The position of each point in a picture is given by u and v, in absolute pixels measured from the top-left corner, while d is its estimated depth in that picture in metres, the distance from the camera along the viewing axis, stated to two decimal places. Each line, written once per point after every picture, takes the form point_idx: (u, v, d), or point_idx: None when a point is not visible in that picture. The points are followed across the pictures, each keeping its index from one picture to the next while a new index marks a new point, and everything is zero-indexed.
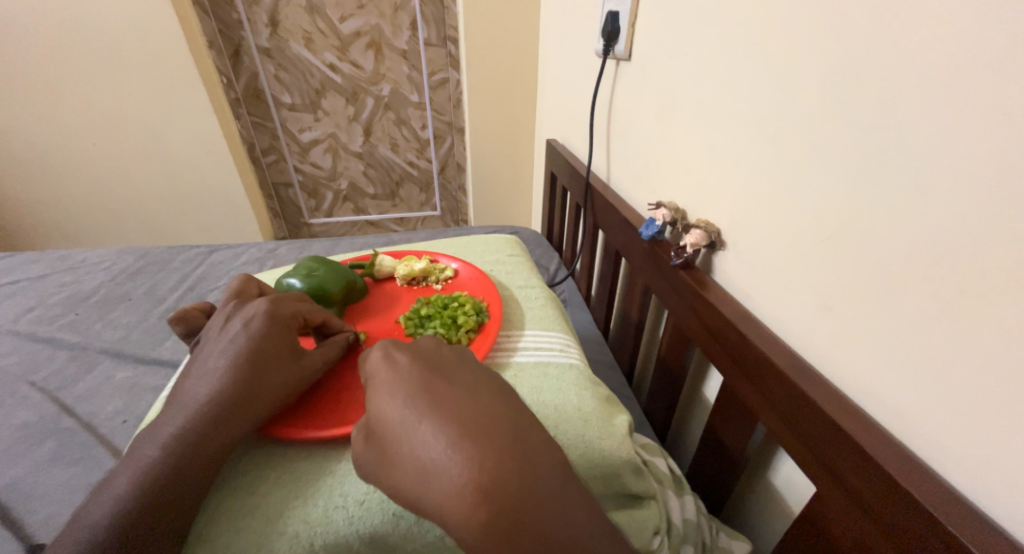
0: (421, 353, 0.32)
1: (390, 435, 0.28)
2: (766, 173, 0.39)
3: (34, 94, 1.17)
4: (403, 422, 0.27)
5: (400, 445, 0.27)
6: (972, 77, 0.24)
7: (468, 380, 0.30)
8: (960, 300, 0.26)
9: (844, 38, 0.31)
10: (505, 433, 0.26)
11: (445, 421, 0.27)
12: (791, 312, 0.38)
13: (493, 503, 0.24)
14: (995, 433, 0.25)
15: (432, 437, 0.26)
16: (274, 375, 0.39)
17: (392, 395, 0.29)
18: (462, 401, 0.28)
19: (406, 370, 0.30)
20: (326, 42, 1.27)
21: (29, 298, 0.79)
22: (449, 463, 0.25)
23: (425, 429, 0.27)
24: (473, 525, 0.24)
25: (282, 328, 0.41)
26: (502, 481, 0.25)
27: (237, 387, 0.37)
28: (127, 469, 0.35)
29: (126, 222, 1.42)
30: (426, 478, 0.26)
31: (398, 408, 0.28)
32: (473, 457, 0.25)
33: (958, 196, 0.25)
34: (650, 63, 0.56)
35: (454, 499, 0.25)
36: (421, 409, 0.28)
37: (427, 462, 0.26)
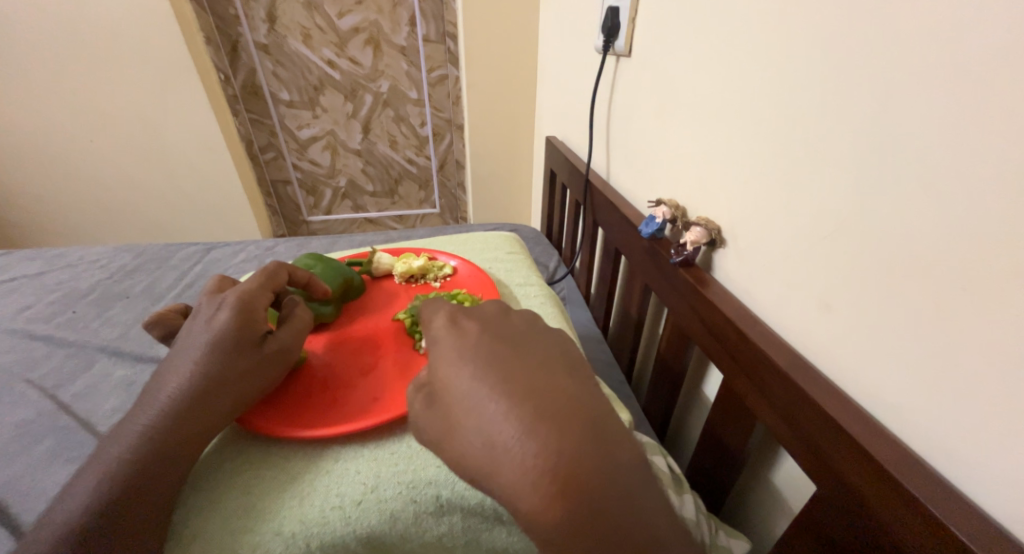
0: (489, 322, 0.32)
1: (455, 404, 0.27)
2: (766, 171, 0.38)
3: (31, 91, 1.16)
4: (469, 395, 0.27)
5: (465, 417, 0.27)
6: (975, 73, 0.24)
7: (542, 357, 0.29)
8: (961, 299, 0.25)
9: (845, 33, 0.30)
10: (580, 414, 0.25)
11: (515, 401, 0.26)
12: (790, 311, 0.38)
13: (569, 495, 0.23)
14: (997, 434, 0.24)
15: (503, 417, 0.25)
16: (240, 360, 0.39)
17: (458, 367, 0.28)
18: (534, 381, 0.27)
19: (475, 341, 0.30)
20: (324, 38, 1.26)
21: (26, 296, 0.78)
22: (520, 448, 0.24)
23: (494, 407, 0.26)
24: (549, 517, 0.23)
25: (248, 315, 0.41)
26: (575, 471, 0.24)
27: (205, 377, 0.38)
28: (94, 467, 0.34)
29: (125, 220, 1.42)
30: (496, 456, 0.25)
31: (467, 383, 0.28)
32: (546, 443, 0.24)
33: (960, 193, 0.25)
34: (650, 60, 0.55)
35: (522, 486, 0.24)
36: (489, 382, 0.27)
37: (495, 440, 0.25)
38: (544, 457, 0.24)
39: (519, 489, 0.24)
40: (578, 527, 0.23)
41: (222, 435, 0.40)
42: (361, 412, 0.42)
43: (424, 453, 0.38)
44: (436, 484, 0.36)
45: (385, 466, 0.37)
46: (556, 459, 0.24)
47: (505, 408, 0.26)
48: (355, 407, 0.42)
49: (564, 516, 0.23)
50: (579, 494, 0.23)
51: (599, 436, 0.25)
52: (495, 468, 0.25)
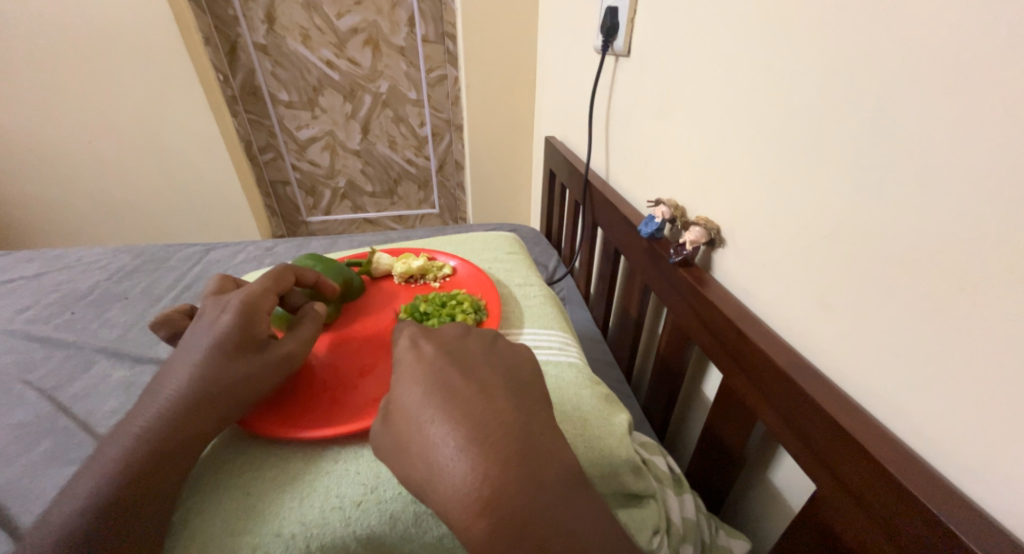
0: (446, 341, 0.34)
1: (404, 423, 0.30)
2: (766, 171, 0.38)
3: (30, 92, 1.16)
4: (417, 414, 0.29)
5: (410, 437, 0.29)
6: (976, 72, 0.24)
7: (486, 379, 0.31)
8: (961, 297, 0.25)
9: (844, 31, 0.30)
10: (515, 439, 0.28)
11: (457, 425, 0.28)
12: (789, 310, 0.38)
13: (495, 517, 0.26)
14: (997, 433, 0.24)
15: (444, 440, 0.28)
16: (243, 362, 0.39)
17: (411, 386, 0.31)
18: (477, 403, 0.29)
19: (431, 360, 0.32)
20: (323, 39, 1.26)
21: (25, 297, 0.78)
22: (458, 471, 0.27)
23: (435, 431, 0.28)
24: (479, 534, 0.26)
25: (253, 317, 0.41)
26: (504, 495, 0.26)
27: (206, 380, 0.38)
28: (94, 468, 0.34)
29: (124, 221, 1.41)
30: (435, 476, 0.27)
31: (416, 403, 0.30)
32: (482, 468, 0.27)
33: (961, 190, 0.25)
34: (649, 59, 0.55)
35: (456, 505, 0.27)
36: (433, 405, 0.29)
37: (436, 462, 0.28)
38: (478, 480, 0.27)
39: (453, 506, 0.27)
40: (503, 543, 0.26)
41: (221, 436, 0.40)
42: (362, 412, 0.42)
43: None
44: None
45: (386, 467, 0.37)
46: (488, 483, 0.26)
47: (444, 433, 0.28)
48: (355, 408, 0.42)
49: (491, 534, 0.26)
50: (506, 514, 0.26)
51: (529, 461, 0.27)
52: (434, 487, 0.27)
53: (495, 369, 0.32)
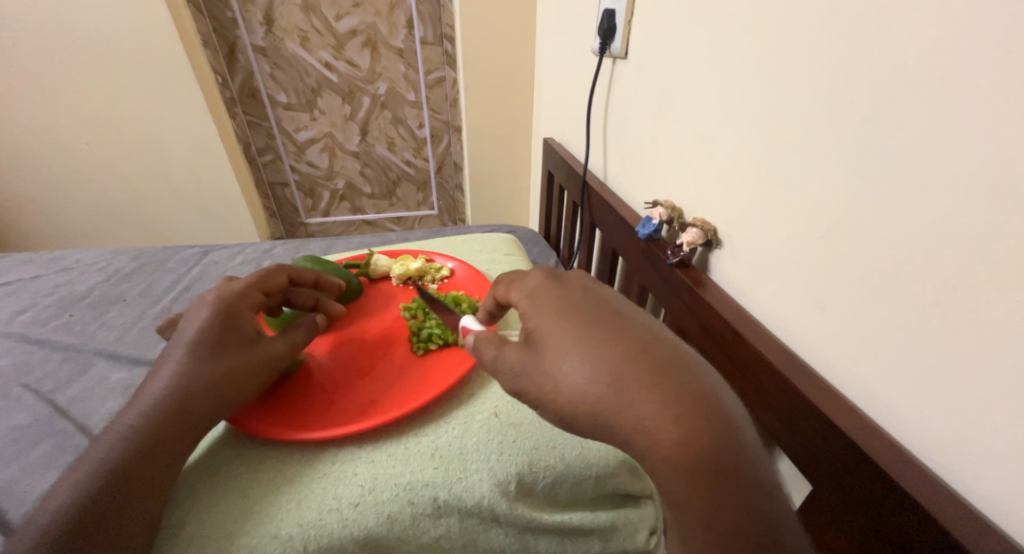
0: (579, 282, 0.34)
1: (564, 353, 0.29)
2: (762, 174, 0.39)
3: (29, 95, 1.17)
4: (580, 341, 0.28)
5: (578, 364, 0.28)
6: (967, 75, 0.24)
7: (641, 318, 0.31)
8: (954, 298, 0.26)
9: (837, 35, 0.30)
10: (693, 363, 0.27)
11: (632, 349, 0.27)
12: (785, 311, 0.38)
13: (699, 436, 0.24)
14: (990, 432, 0.24)
15: (623, 362, 0.27)
16: (228, 359, 0.40)
17: (565, 316, 0.30)
18: (644, 331, 0.29)
19: (574, 295, 0.32)
20: (322, 41, 1.26)
21: (23, 300, 0.78)
22: (650, 391, 0.26)
23: (609, 354, 0.27)
24: (675, 454, 0.24)
25: (232, 315, 0.42)
26: (706, 411, 0.25)
27: (192, 378, 0.38)
28: (78, 469, 0.33)
29: (123, 223, 1.41)
30: (620, 397, 0.26)
31: (575, 330, 0.29)
32: (674, 387, 0.25)
33: (949, 191, 0.25)
34: (646, 61, 0.56)
35: (655, 424, 0.25)
36: (598, 335, 0.28)
37: (620, 384, 0.26)
38: (676, 397, 0.25)
39: (649, 427, 0.25)
40: (703, 464, 0.24)
41: (214, 438, 0.40)
42: (361, 414, 0.42)
43: (420, 454, 0.38)
44: (433, 486, 0.36)
45: (383, 468, 0.37)
46: (689, 401, 0.25)
47: (624, 355, 0.27)
48: (352, 410, 0.42)
49: (692, 454, 0.24)
50: (708, 433, 0.24)
51: (715, 386, 0.26)
52: (618, 410, 0.26)
53: (640, 311, 0.32)
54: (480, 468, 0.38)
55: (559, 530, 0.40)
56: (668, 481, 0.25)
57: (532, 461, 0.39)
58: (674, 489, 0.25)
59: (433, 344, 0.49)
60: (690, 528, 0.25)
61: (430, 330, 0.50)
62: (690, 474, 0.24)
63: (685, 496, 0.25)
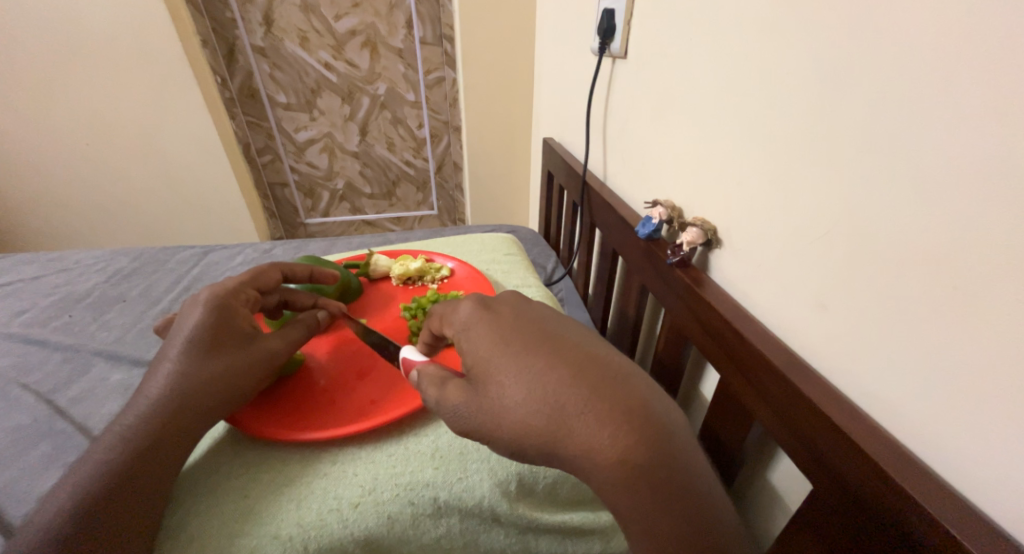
0: (512, 304, 0.33)
1: (506, 388, 0.28)
2: (762, 173, 0.39)
3: (29, 95, 1.16)
4: (514, 372, 0.28)
5: (514, 401, 0.27)
6: (970, 74, 0.24)
7: (577, 334, 0.30)
8: (956, 298, 0.25)
9: (839, 34, 0.30)
10: (630, 376, 0.27)
11: (564, 373, 0.27)
12: (786, 310, 0.38)
13: (640, 454, 0.24)
14: (991, 432, 0.24)
15: (555, 388, 0.26)
16: (225, 356, 0.40)
17: (497, 348, 0.30)
18: (577, 350, 0.28)
19: (507, 321, 0.31)
20: (321, 41, 1.26)
21: (23, 300, 0.78)
22: (584, 414, 0.25)
23: (543, 381, 0.27)
24: (619, 476, 0.24)
25: (228, 313, 0.42)
26: (645, 427, 0.24)
27: (189, 377, 0.38)
28: (78, 470, 0.33)
29: (123, 224, 1.41)
30: (558, 424, 0.26)
31: (507, 362, 0.29)
32: (610, 407, 0.25)
33: (949, 192, 0.25)
34: (646, 61, 0.56)
35: (594, 447, 0.25)
36: (531, 364, 0.28)
37: (555, 411, 0.26)
38: (614, 424, 0.24)
39: (587, 455, 0.25)
40: (646, 481, 0.24)
41: (213, 439, 0.40)
42: (361, 414, 0.42)
43: (421, 454, 0.38)
44: (433, 486, 0.36)
45: (383, 468, 0.37)
46: (628, 423, 0.24)
47: (555, 385, 0.26)
48: (352, 410, 0.42)
49: (635, 475, 0.24)
50: (649, 450, 0.24)
51: (653, 397, 0.26)
52: (558, 438, 0.26)
53: (577, 326, 0.31)
54: (480, 468, 0.38)
55: (561, 530, 0.40)
56: (617, 507, 0.25)
57: (532, 460, 0.39)
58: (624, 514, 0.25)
59: None
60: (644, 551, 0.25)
61: None
62: (635, 502, 0.24)
63: (634, 518, 0.24)
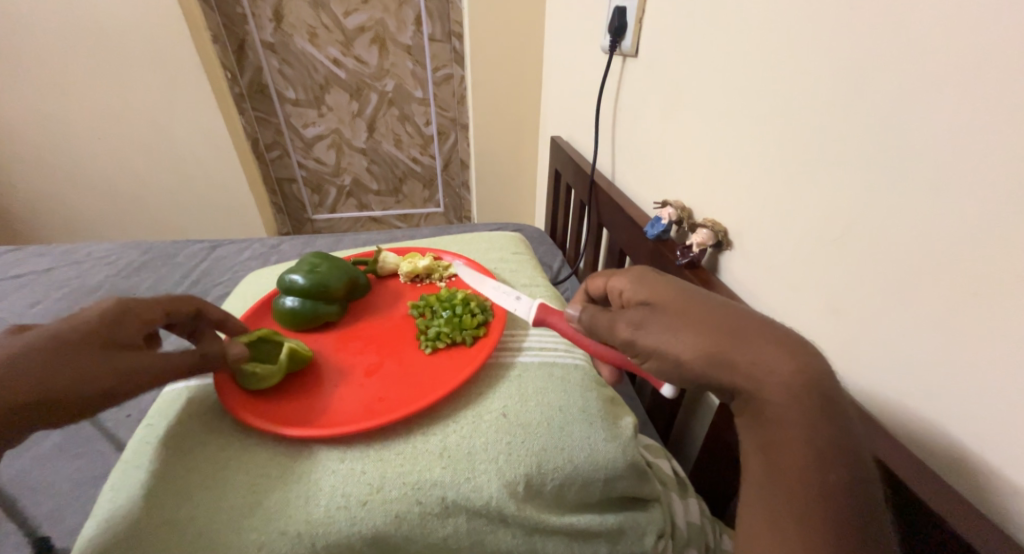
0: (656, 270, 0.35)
1: (681, 317, 0.28)
2: (775, 176, 0.38)
3: (41, 89, 1.17)
4: (688, 303, 0.29)
5: (696, 317, 0.28)
6: (986, 79, 0.23)
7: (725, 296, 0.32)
8: (972, 305, 0.25)
9: (852, 33, 0.30)
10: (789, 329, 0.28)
11: (741, 311, 0.28)
12: (797, 314, 0.38)
13: (818, 387, 0.25)
14: (1003, 442, 0.24)
15: (737, 317, 0.28)
16: (81, 357, 0.33)
17: (666, 287, 0.30)
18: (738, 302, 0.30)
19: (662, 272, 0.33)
20: (330, 37, 1.26)
21: (36, 292, 0.79)
22: (771, 343, 0.26)
23: (721, 312, 0.28)
24: (800, 401, 0.25)
25: (118, 321, 0.36)
26: (818, 363, 0.26)
27: (20, 359, 0.30)
28: None
29: (132, 218, 1.42)
30: (743, 348, 0.26)
31: (680, 294, 0.29)
32: (788, 341, 0.26)
33: (967, 195, 0.25)
34: (657, 58, 0.55)
35: (783, 372, 0.25)
36: (706, 301, 0.29)
37: (743, 337, 0.27)
38: (796, 355, 0.26)
39: (777, 375, 0.25)
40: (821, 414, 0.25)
41: (220, 435, 0.40)
42: (369, 411, 0.42)
43: (429, 453, 0.38)
44: (441, 485, 0.36)
45: (391, 467, 0.37)
46: (806, 356, 0.26)
47: (738, 314, 0.28)
48: (359, 408, 0.42)
49: (814, 405, 0.25)
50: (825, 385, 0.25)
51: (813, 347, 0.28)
52: (743, 362, 0.26)
53: None
54: (488, 468, 0.38)
55: (567, 532, 0.39)
56: (776, 423, 0.25)
57: (540, 462, 0.39)
58: (780, 431, 0.25)
59: (442, 343, 0.48)
60: (785, 475, 0.25)
61: (438, 329, 0.49)
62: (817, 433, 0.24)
63: (811, 450, 0.24)
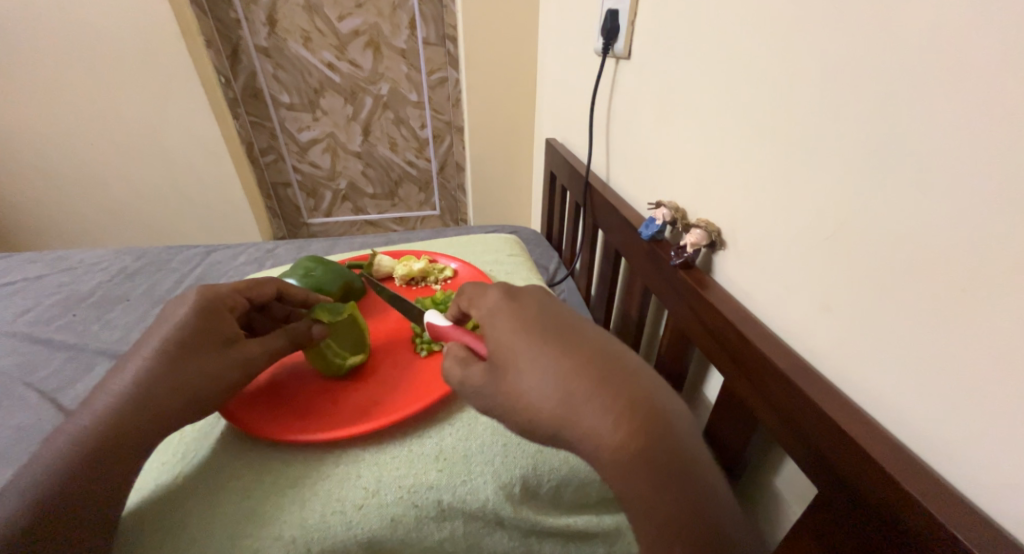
0: (543, 301, 0.34)
1: (522, 370, 0.29)
2: (767, 176, 0.38)
3: (32, 94, 1.17)
4: (529, 355, 0.29)
5: (532, 374, 0.29)
6: (975, 78, 0.24)
7: (596, 332, 0.31)
8: (964, 301, 0.25)
9: (841, 33, 0.30)
10: (642, 373, 0.28)
11: (580, 360, 0.28)
12: (791, 312, 0.38)
13: (643, 443, 0.25)
14: (997, 436, 0.24)
15: (571, 368, 0.28)
16: (204, 362, 0.38)
17: (522, 332, 0.31)
18: (594, 344, 0.30)
19: (533, 310, 0.33)
20: (325, 41, 1.26)
21: (28, 299, 0.78)
22: (599, 397, 0.26)
23: (559, 364, 0.28)
24: (621, 458, 0.25)
25: (215, 315, 0.40)
26: (650, 415, 0.26)
27: (158, 377, 0.36)
28: (57, 441, 0.34)
29: (126, 223, 1.42)
30: (569, 404, 0.27)
31: (529, 342, 0.30)
32: (620, 394, 0.26)
33: (956, 192, 0.25)
34: (650, 60, 0.55)
35: (606, 432, 0.26)
36: (551, 349, 0.29)
37: (572, 391, 0.27)
38: (622, 410, 0.26)
39: (596, 434, 0.26)
40: (649, 469, 0.25)
41: (218, 440, 0.40)
42: (364, 416, 0.42)
43: (424, 456, 0.38)
44: (437, 489, 0.36)
45: (386, 471, 0.37)
46: (633, 412, 0.26)
47: (578, 366, 0.28)
48: (354, 412, 0.42)
49: (640, 461, 0.25)
50: (655, 438, 0.25)
51: (662, 392, 0.27)
52: (567, 420, 0.27)
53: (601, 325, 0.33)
54: (483, 471, 0.38)
55: (563, 533, 0.40)
56: (611, 477, 0.26)
57: (535, 464, 0.38)
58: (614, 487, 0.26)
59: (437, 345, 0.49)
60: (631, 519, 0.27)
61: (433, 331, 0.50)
62: (648, 488, 0.25)
63: (643, 503, 0.25)
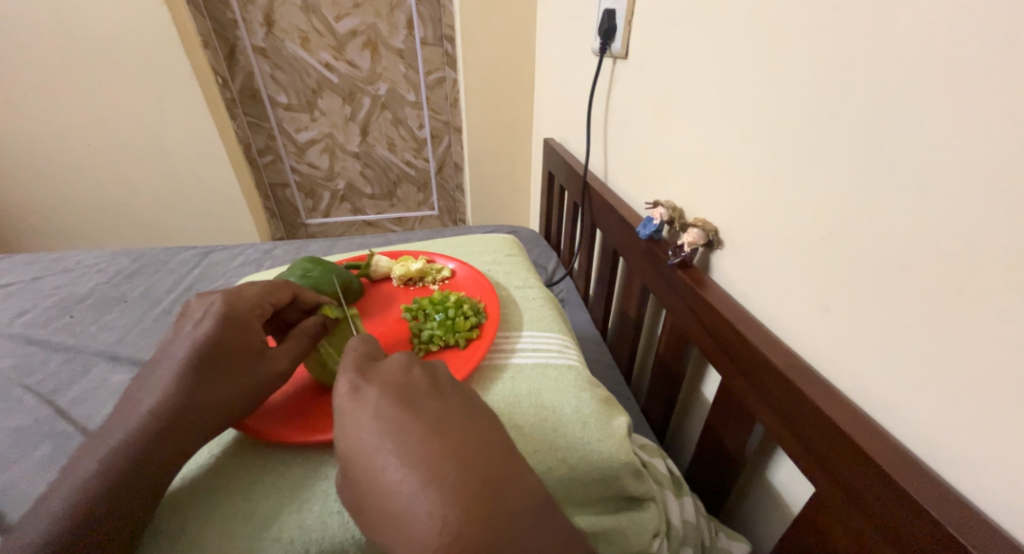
0: (391, 381, 0.31)
1: (360, 484, 0.28)
2: (765, 177, 0.38)
3: (28, 95, 1.16)
4: (363, 466, 0.28)
5: (370, 485, 0.27)
6: (973, 75, 0.24)
7: (439, 419, 0.28)
8: (961, 298, 0.25)
9: (838, 32, 0.30)
10: (477, 476, 0.26)
11: (408, 473, 0.26)
12: (787, 311, 0.38)
13: None
14: (997, 433, 0.24)
15: (399, 484, 0.26)
16: (229, 378, 0.39)
17: (357, 436, 0.28)
18: (428, 444, 0.27)
19: (373, 403, 0.29)
20: (322, 41, 1.26)
21: (25, 301, 0.78)
22: (422, 517, 0.25)
23: (387, 478, 0.26)
24: None
25: (239, 327, 0.40)
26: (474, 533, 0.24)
27: (183, 393, 0.37)
28: (88, 458, 0.35)
29: (123, 224, 1.41)
30: (397, 525, 0.26)
31: (363, 450, 0.28)
32: (444, 513, 0.24)
33: (956, 189, 0.25)
34: (647, 61, 0.56)
35: None
36: (379, 462, 0.27)
37: (399, 511, 0.26)
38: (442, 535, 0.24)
39: None
40: None
41: (221, 445, 0.40)
42: None
43: None
44: None
45: None
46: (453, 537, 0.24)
47: (402, 483, 0.26)
48: None
49: None
50: None
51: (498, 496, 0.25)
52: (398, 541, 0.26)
53: (451, 404, 0.29)
54: None
55: None
56: None
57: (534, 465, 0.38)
58: None
59: (434, 346, 0.49)
60: None
61: (431, 332, 0.49)
62: None
63: None
